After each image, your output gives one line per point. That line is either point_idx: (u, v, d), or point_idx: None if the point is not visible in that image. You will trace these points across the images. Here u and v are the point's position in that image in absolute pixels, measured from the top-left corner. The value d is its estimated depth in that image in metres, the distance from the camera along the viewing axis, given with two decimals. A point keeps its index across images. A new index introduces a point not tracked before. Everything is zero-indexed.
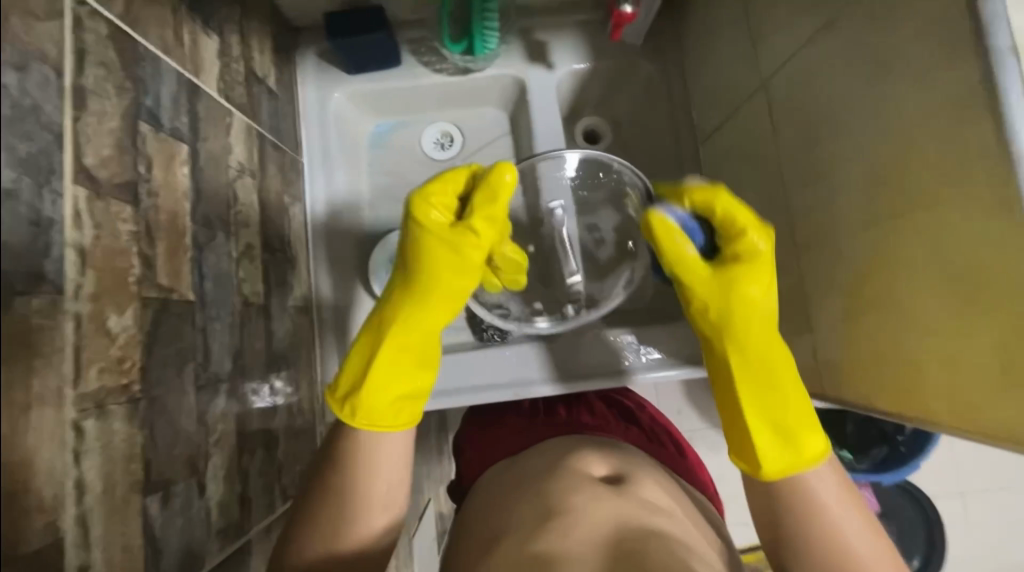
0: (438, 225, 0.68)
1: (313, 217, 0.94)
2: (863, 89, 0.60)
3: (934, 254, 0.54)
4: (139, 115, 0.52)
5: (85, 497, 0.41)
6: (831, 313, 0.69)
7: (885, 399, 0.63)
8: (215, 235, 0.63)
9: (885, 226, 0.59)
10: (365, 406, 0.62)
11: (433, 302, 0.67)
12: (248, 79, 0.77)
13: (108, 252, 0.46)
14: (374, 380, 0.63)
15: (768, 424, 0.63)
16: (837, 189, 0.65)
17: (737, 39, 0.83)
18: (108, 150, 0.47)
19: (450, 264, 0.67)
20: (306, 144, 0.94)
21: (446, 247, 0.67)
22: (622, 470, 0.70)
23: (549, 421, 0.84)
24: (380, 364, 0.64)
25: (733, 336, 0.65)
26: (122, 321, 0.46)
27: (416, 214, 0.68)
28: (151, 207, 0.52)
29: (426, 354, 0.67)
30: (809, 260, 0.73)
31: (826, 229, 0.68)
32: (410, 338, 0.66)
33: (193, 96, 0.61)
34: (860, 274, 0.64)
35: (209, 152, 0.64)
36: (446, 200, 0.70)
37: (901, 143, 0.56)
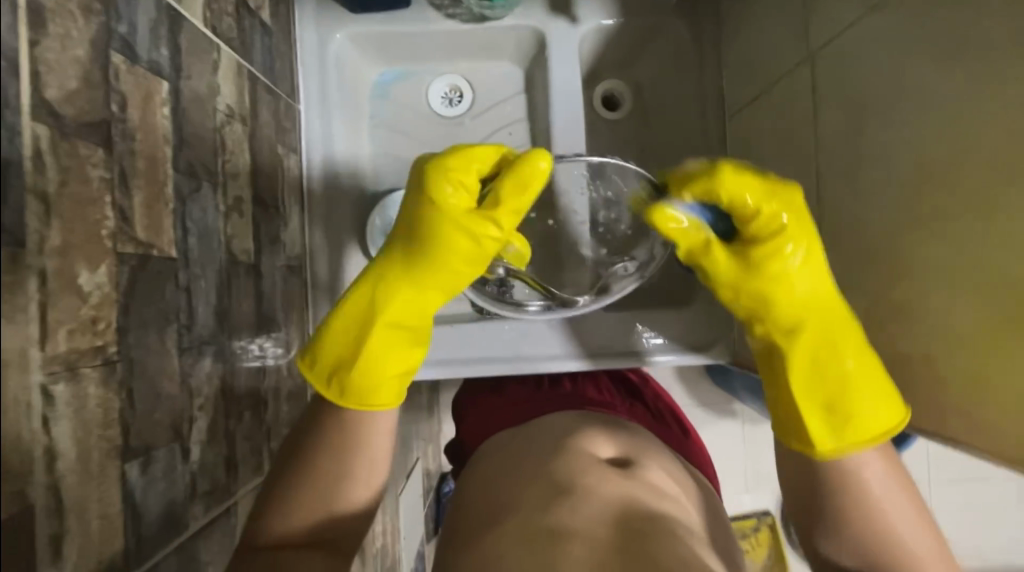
0: (455, 208, 0.62)
1: (308, 170, 0.87)
2: (926, 74, 0.54)
3: (975, 262, 0.50)
4: (111, 43, 0.45)
5: (57, 463, 0.39)
6: (856, 313, 0.67)
7: (901, 408, 0.62)
8: (200, 186, 0.58)
9: (927, 228, 0.55)
10: (355, 383, 0.60)
11: (430, 283, 0.63)
12: (239, 10, 0.68)
13: (77, 201, 0.41)
14: (366, 358, 0.60)
15: (818, 398, 0.61)
16: (879, 185, 0.61)
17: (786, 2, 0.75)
18: (74, 82, 0.41)
19: (465, 249, 0.62)
20: (303, 89, 0.87)
21: (463, 235, 0.61)
22: (629, 453, 0.69)
23: (556, 394, 0.82)
24: (374, 341, 0.61)
25: (773, 315, 0.63)
26: (95, 277, 0.43)
27: (438, 196, 0.61)
28: (126, 151, 0.47)
29: (421, 341, 0.64)
30: (839, 260, 0.69)
31: (861, 225, 0.64)
32: (405, 320, 0.62)
33: (175, 26, 0.54)
34: (893, 280, 0.60)
35: (193, 92, 0.57)
36: (468, 178, 0.63)
37: (958, 138, 0.51)
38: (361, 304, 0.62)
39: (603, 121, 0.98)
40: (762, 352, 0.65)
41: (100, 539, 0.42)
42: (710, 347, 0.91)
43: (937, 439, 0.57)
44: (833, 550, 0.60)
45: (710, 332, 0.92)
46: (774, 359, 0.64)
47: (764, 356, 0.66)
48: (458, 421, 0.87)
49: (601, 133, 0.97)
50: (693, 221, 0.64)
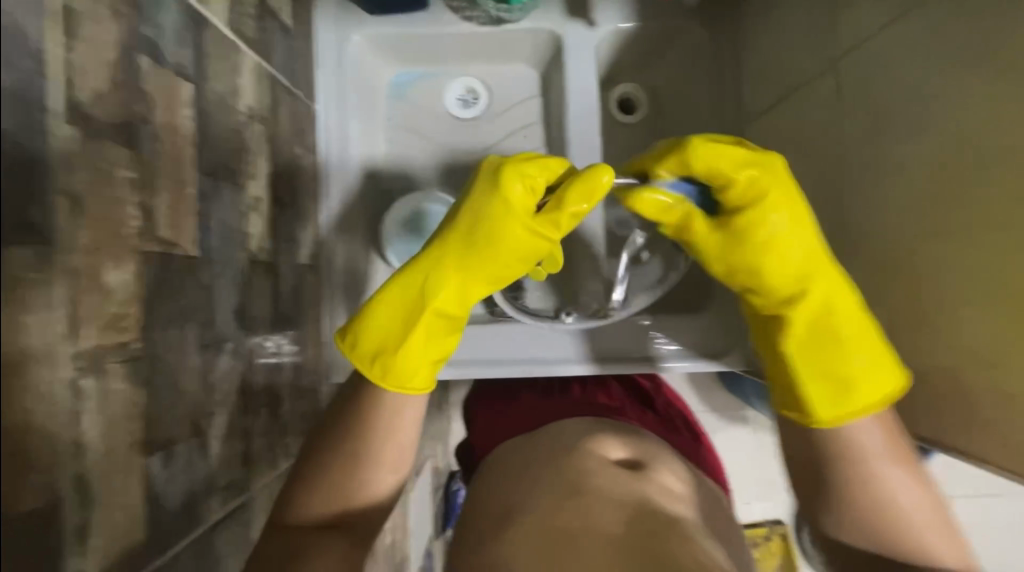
0: (520, 203, 0.64)
1: (326, 171, 0.88)
2: (952, 85, 0.53)
3: (1002, 275, 0.49)
4: (139, 46, 0.46)
5: (82, 457, 0.40)
6: (876, 322, 0.66)
7: (923, 425, 0.60)
8: (221, 186, 0.59)
9: (952, 241, 0.54)
10: (393, 371, 0.61)
11: (482, 275, 0.65)
12: (261, 13, 0.69)
13: (106, 200, 0.42)
14: (410, 343, 0.61)
15: (819, 371, 0.60)
16: (898, 196, 0.60)
17: (807, 7, 0.74)
18: (104, 85, 0.42)
19: (521, 244, 0.64)
20: (321, 90, 0.88)
21: (523, 227, 0.63)
22: (640, 456, 0.69)
23: (565, 399, 0.83)
24: (418, 329, 0.61)
25: (763, 281, 0.62)
26: (121, 276, 0.43)
27: (506, 184, 0.63)
28: (152, 152, 0.48)
29: (456, 328, 0.65)
30: (860, 268, 0.67)
31: (883, 236, 0.63)
32: (451, 310, 0.64)
33: (200, 29, 0.55)
34: (915, 289, 0.59)
35: (216, 94, 0.58)
36: (539, 177, 0.66)
37: (982, 151, 0.50)
38: (414, 293, 0.63)
39: (620, 125, 0.97)
40: (760, 325, 0.65)
41: (122, 530, 0.43)
42: (724, 354, 0.90)
43: (959, 456, 0.56)
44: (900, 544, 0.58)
45: (723, 340, 0.91)
46: (773, 335, 0.63)
47: (762, 328, 0.65)
48: (469, 422, 0.88)
49: (617, 137, 0.97)
50: (676, 198, 0.65)
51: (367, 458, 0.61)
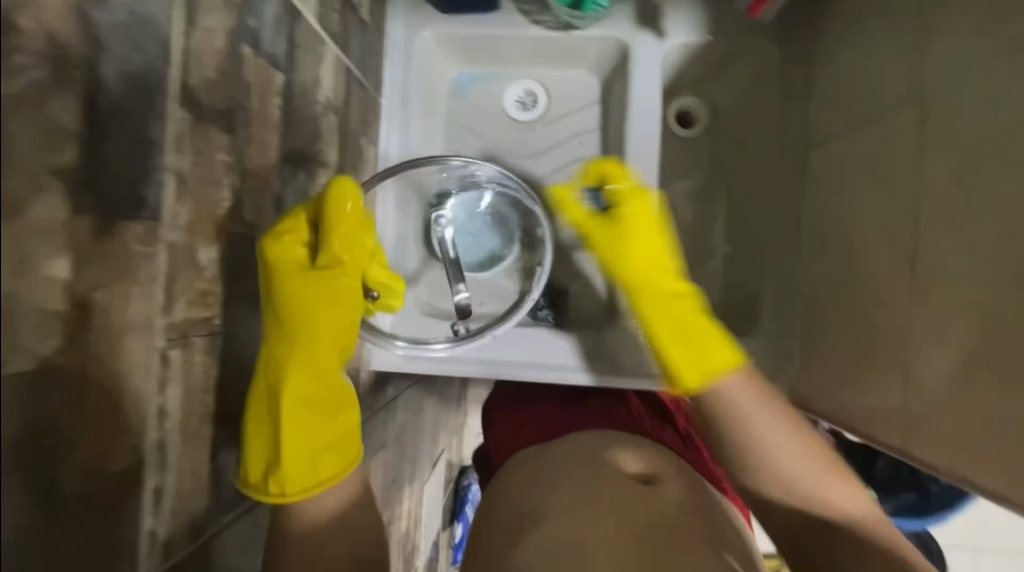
0: (291, 261, 0.52)
1: (385, 165, 0.90)
2: None
3: None
4: (243, 36, 0.49)
5: (165, 422, 0.42)
6: (937, 367, 0.60)
7: (982, 481, 0.54)
8: (297, 173, 0.61)
9: None
10: (293, 471, 0.53)
11: (330, 340, 0.56)
12: (344, 8, 0.71)
13: (203, 181, 0.44)
14: (287, 445, 0.52)
15: (673, 336, 0.66)
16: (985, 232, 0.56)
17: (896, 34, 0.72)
18: (211, 72, 0.44)
19: (338, 313, 0.56)
20: (387, 85, 0.90)
21: (324, 288, 0.54)
22: (656, 471, 0.68)
23: (584, 410, 0.83)
24: (287, 430, 0.52)
25: (624, 271, 0.69)
26: (210, 254, 0.46)
27: (275, 247, 0.51)
28: (244, 137, 0.50)
29: (336, 404, 0.57)
30: (912, 297, 0.65)
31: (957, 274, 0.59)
32: (312, 393, 0.55)
33: (293, 21, 0.57)
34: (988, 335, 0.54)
35: (301, 84, 0.60)
36: (301, 231, 0.54)
37: None
38: (319, 376, 0.55)
39: (676, 139, 0.99)
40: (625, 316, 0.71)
41: (189, 494, 0.46)
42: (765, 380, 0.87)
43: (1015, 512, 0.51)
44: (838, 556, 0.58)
45: (766, 365, 0.89)
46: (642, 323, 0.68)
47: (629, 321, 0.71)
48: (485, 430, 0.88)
49: (672, 150, 0.99)
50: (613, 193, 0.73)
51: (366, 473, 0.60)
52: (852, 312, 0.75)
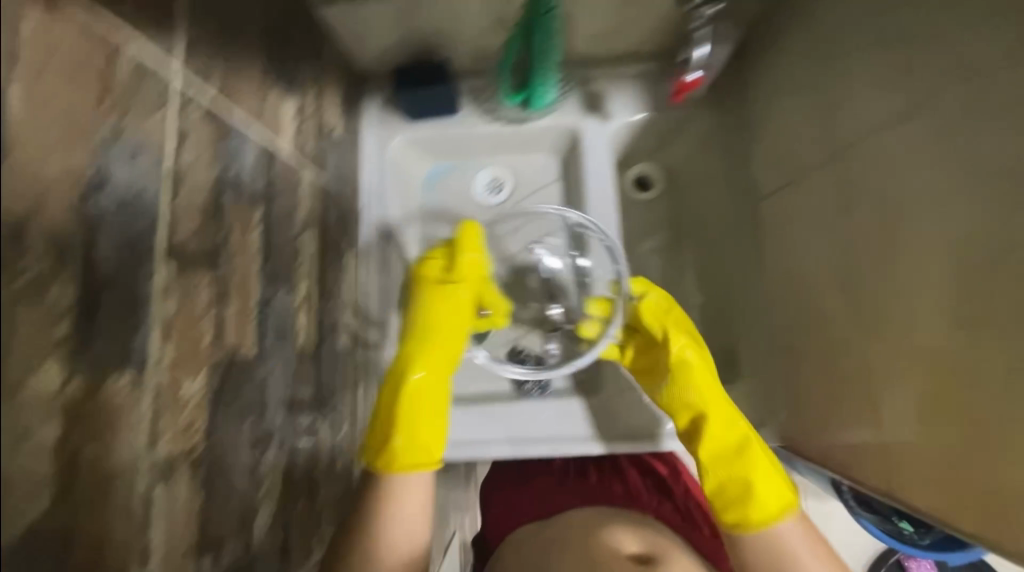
0: (431, 284, 0.87)
1: (365, 260, 0.96)
2: (959, 185, 0.52)
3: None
4: (224, 185, 0.55)
5: (149, 560, 0.44)
6: (902, 406, 0.60)
7: (963, 519, 0.54)
8: (278, 290, 0.66)
9: (978, 328, 0.50)
10: (405, 453, 0.76)
11: (439, 341, 0.84)
12: (318, 134, 0.80)
13: (187, 320, 0.48)
14: (411, 417, 0.78)
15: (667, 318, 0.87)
16: (916, 281, 0.57)
17: (812, 99, 0.77)
18: (195, 223, 0.50)
19: (455, 320, 0.84)
20: (364, 188, 0.98)
21: (445, 297, 0.85)
22: (652, 549, 0.73)
23: (581, 485, 0.87)
24: (405, 406, 0.79)
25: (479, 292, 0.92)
26: (193, 386, 0.49)
27: (422, 274, 0.88)
28: (227, 270, 0.55)
29: (441, 397, 0.82)
30: (871, 337, 0.65)
31: (906, 319, 0.59)
32: (433, 375, 0.82)
33: (270, 159, 0.65)
34: (942, 378, 0.55)
35: (280, 211, 0.67)
36: (437, 270, 0.88)
37: (998, 245, 0.48)
38: (433, 396, 0.80)
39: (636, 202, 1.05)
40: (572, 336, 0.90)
41: None
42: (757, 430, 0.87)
43: (995, 549, 0.51)
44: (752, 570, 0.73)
45: (756, 414, 0.89)
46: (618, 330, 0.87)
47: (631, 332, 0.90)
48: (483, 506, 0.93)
49: (636, 214, 1.05)
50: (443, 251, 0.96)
51: (401, 523, 0.73)
52: (827, 354, 0.73)
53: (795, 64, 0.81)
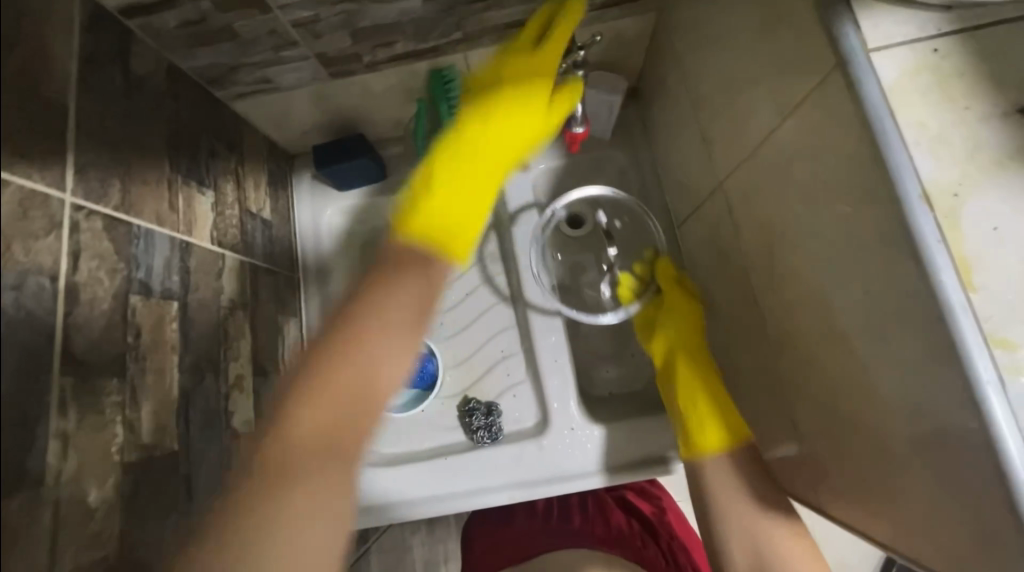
0: (538, 72, 0.73)
1: (307, 330, 0.98)
2: (798, 207, 0.53)
3: (898, 388, 0.45)
4: (130, 289, 0.58)
5: None
6: (810, 421, 0.60)
7: (881, 532, 0.53)
8: (203, 378, 0.67)
9: (845, 343, 0.50)
10: (439, 218, 0.66)
11: (490, 142, 0.72)
12: (242, 218, 0.83)
13: (93, 428, 0.50)
14: (444, 196, 0.67)
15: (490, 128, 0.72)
16: (791, 300, 0.58)
17: (682, 135, 0.80)
18: (96, 333, 0.52)
19: (527, 113, 0.73)
20: (301, 259, 1.00)
21: (520, 98, 0.72)
22: None
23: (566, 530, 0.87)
24: (451, 191, 0.68)
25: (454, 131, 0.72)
26: (103, 493, 0.50)
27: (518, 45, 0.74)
28: (138, 371, 0.57)
29: (485, 184, 0.71)
30: (771, 355, 0.65)
31: (792, 336, 0.59)
32: (480, 172, 0.71)
33: (185, 254, 0.68)
34: (827, 393, 0.55)
35: (200, 300, 0.69)
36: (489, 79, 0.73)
37: (837, 261, 0.49)
38: (466, 157, 0.70)
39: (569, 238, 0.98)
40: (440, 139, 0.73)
41: None
42: None
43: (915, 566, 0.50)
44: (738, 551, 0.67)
45: None
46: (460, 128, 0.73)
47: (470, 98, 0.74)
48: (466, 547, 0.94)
49: None
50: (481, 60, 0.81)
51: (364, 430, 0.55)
52: (746, 373, 0.74)
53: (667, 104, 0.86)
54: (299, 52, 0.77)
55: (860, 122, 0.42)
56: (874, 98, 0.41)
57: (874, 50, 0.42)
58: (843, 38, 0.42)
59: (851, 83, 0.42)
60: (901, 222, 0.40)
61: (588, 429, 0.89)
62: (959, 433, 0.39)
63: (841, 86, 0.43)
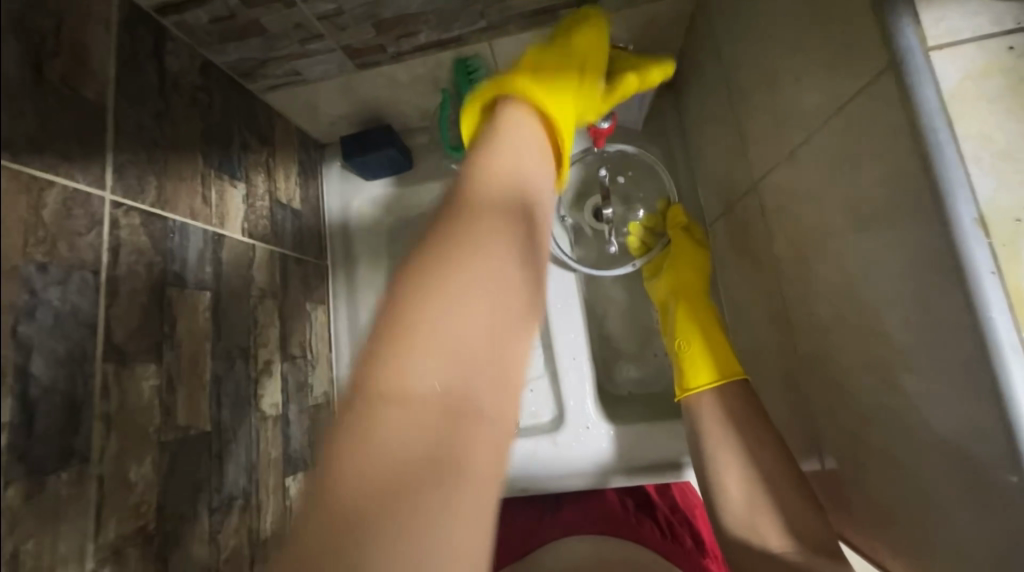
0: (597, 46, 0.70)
1: (335, 316, 1.00)
2: (838, 220, 0.49)
3: (935, 429, 0.41)
4: (166, 281, 0.61)
5: None
6: (838, 447, 0.56)
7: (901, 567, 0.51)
8: (234, 363, 0.71)
9: (881, 372, 0.47)
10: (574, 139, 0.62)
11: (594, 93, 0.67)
12: (272, 209, 0.86)
13: (132, 411, 0.54)
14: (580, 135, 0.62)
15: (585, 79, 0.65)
16: (829, 318, 0.53)
17: (719, 129, 0.75)
18: (135, 323, 0.56)
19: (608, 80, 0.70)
20: (330, 247, 1.02)
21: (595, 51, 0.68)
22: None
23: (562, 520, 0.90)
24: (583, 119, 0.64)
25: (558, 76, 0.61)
26: (141, 470, 0.55)
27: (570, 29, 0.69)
28: (173, 358, 0.61)
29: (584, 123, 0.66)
30: (801, 370, 0.61)
31: (826, 354, 0.55)
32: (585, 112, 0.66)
33: (218, 245, 0.71)
34: (858, 418, 0.51)
35: (232, 290, 0.72)
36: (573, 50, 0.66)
37: (878, 284, 0.45)
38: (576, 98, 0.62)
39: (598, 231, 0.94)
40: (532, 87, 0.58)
41: None
42: None
43: None
44: (728, 511, 0.67)
45: None
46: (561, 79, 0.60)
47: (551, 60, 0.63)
48: None
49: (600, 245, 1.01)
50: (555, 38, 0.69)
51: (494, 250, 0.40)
52: (773, 386, 0.70)
53: (705, 93, 0.80)
54: (324, 44, 0.78)
55: (912, 131, 0.37)
56: (931, 106, 0.36)
57: (935, 49, 0.37)
58: (899, 36, 0.37)
59: (904, 89, 0.37)
60: (950, 249, 0.36)
61: (600, 429, 0.88)
62: (999, 485, 0.36)
63: (893, 90, 0.38)
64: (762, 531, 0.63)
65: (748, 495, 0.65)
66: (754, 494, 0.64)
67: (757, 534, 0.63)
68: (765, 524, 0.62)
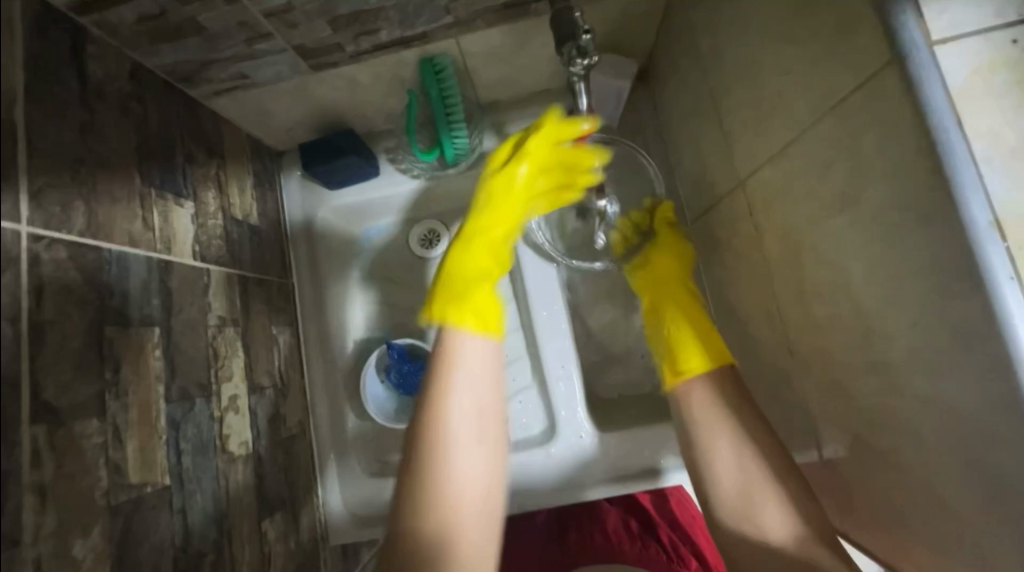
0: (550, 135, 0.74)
1: (306, 337, 0.92)
2: (835, 222, 0.48)
3: (953, 429, 0.41)
4: (105, 321, 0.54)
5: None
6: (839, 449, 0.55)
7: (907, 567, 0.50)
8: (193, 404, 0.63)
9: (889, 375, 0.46)
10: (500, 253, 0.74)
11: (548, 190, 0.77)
12: (227, 226, 0.77)
13: (71, 476, 0.47)
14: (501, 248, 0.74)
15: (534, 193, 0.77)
16: (826, 321, 0.53)
17: (698, 125, 0.73)
18: (69, 374, 0.49)
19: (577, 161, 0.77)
20: (294, 263, 0.94)
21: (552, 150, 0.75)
22: None
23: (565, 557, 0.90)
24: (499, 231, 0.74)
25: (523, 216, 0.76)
26: (88, 542, 0.48)
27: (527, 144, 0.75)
28: (120, 409, 0.53)
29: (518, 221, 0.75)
30: (797, 371, 0.60)
31: (825, 355, 0.54)
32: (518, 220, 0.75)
33: (165, 274, 0.63)
34: (863, 420, 0.50)
35: (185, 322, 0.65)
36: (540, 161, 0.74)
37: (882, 287, 0.44)
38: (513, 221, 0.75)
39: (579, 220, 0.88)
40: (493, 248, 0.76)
41: None
42: None
43: None
44: (721, 503, 0.63)
45: None
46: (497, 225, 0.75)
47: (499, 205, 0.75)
48: None
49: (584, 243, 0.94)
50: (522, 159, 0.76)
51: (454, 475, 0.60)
52: (764, 386, 0.68)
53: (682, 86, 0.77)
54: (274, 44, 0.71)
55: (925, 132, 0.37)
56: (941, 108, 0.36)
57: (940, 43, 0.36)
58: (902, 29, 0.37)
59: (914, 90, 0.37)
60: (968, 254, 0.36)
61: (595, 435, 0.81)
62: None
63: (900, 87, 0.38)
64: (759, 515, 0.60)
65: (741, 485, 0.62)
66: (750, 484, 0.61)
67: (755, 518, 0.60)
68: (761, 509, 0.60)
